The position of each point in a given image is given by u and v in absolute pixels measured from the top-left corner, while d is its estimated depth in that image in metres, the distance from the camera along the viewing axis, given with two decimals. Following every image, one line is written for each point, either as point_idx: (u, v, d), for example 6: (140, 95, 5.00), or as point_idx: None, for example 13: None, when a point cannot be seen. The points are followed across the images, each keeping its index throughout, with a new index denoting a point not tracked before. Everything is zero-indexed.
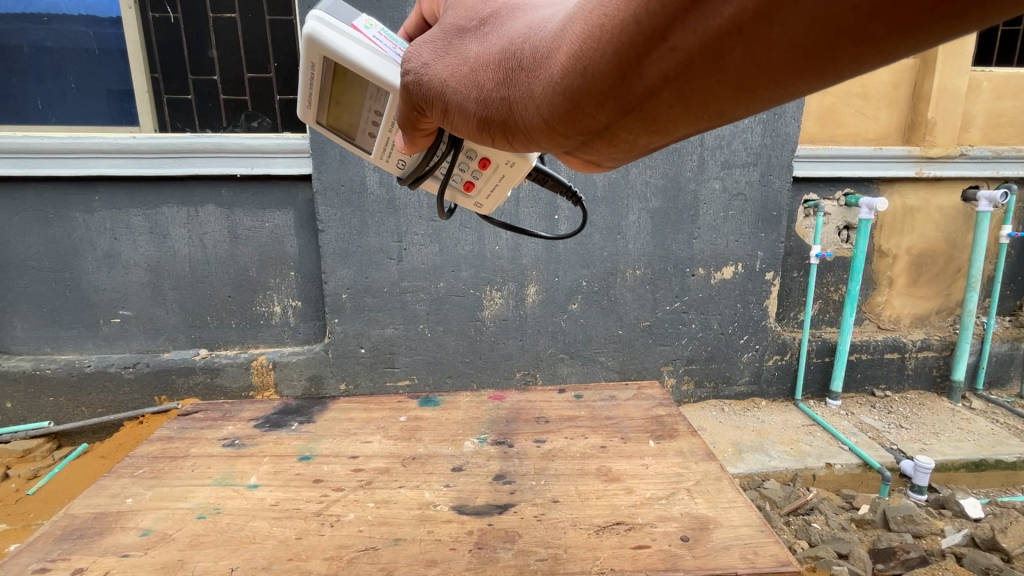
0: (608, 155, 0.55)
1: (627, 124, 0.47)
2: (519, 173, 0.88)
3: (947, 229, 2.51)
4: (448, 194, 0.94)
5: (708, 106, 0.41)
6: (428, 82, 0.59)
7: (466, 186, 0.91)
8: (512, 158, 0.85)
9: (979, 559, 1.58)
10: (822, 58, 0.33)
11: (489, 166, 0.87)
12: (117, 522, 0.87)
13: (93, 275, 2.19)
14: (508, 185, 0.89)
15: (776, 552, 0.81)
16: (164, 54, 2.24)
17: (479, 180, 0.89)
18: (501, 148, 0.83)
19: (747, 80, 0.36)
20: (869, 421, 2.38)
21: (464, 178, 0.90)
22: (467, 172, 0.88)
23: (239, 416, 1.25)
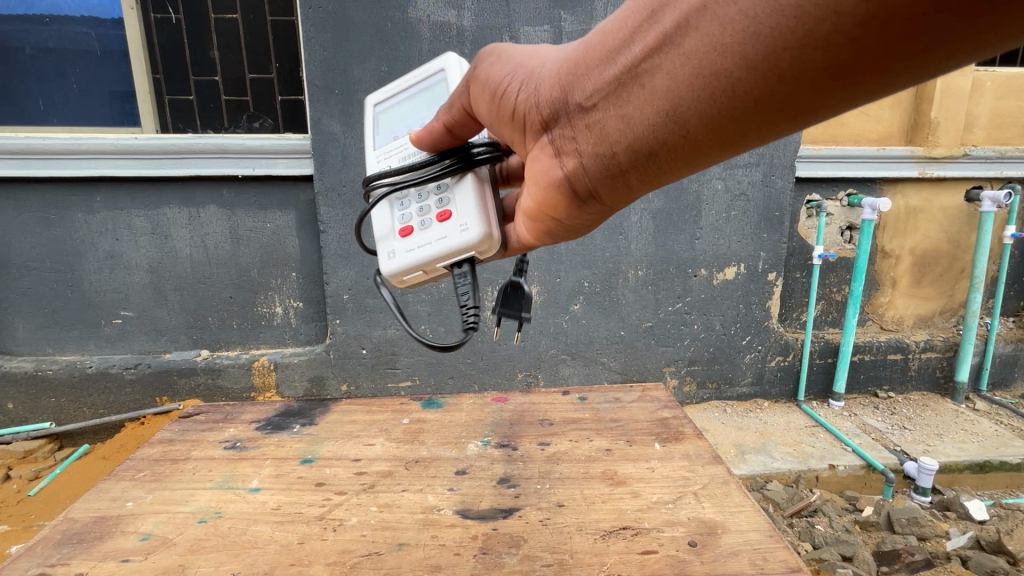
0: (603, 167, 0.59)
1: (643, 111, 0.53)
2: (451, 245, 0.84)
3: (950, 230, 2.50)
4: (386, 223, 0.92)
5: (724, 99, 0.48)
6: (487, 59, 0.66)
7: (405, 230, 0.89)
8: (463, 222, 0.83)
9: (984, 561, 1.57)
10: (833, 59, 0.42)
11: (440, 220, 0.84)
12: (118, 526, 0.87)
13: (95, 276, 2.19)
14: (437, 248, 0.85)
15: (785, 558, 0.80)
16: (166, 55, 2.25)
17: (421, 227, 0.87)
18: (465, 211, 0.82)
19: (706, 51, 0.46)
20: (872, 422, 2.36)
21: (411, 221, 0.89)
22: (420, 216, 0.88)
23: (241, 418, 1.25)
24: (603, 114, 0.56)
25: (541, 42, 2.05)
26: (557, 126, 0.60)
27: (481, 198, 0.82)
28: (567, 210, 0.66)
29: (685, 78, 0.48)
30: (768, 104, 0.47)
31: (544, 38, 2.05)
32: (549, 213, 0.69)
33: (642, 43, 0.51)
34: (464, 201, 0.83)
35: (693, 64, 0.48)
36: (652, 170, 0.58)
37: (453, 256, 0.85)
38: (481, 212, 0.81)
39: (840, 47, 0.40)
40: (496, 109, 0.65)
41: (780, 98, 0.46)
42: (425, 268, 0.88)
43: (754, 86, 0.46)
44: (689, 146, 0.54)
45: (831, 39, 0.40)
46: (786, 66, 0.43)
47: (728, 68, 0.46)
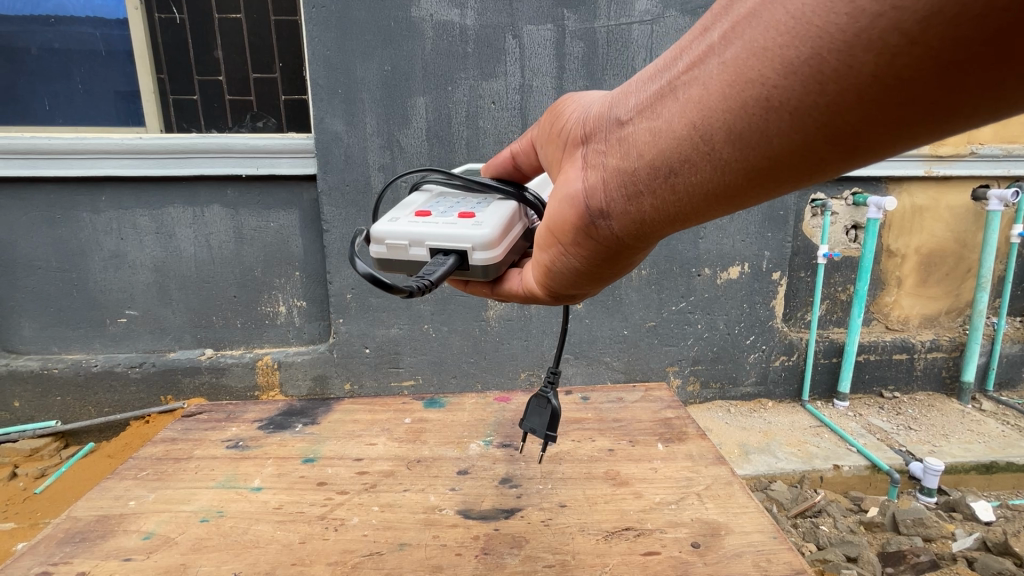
0: (623, 188, 0.58)
1: (674, 125, 0.52)
2: (451, 229, 0.80)
3: (957, 229, 2.48)
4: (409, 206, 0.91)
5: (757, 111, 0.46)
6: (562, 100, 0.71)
7: (421, 212, 0.87)
8: (478, 221, 0.81)
9: (991, 563, 1.55)
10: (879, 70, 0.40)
11: (460, 216, 0.84)
12: (120, 525, 0.87)
13: (100, 275, 2.20)
14: (438, 227, 0.80)
15: (789, 560, 0.79)
16: (170, 55, 2.26)
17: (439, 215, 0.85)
18: (491, 217, 0.82)
19: (745, 58, 0.46)
20: (877, 422, 2.35)
21: (433, 209, 0.88)
22: (443, 210, 0.88)
23: (243, 417, 1.25)
24: (635, 126, 0.56)
25: (544, 41, 2.05)
26: (594, 140, 0.62)
27: (507, 218, 0.83)
28: (577, 234, 0.64)
29: (717, 87, 0.48)
30: (805, 119, 0.45)
31: (547, 36, 2.05)
32: (558, 236, 0.66)
33: (686, 58, 0.52)
34: (492, 212, 0.83)
35: (730, 72, 0.47)
36: (672, 196, 0.56)
37: (441, 241, 0.79)
38: (501, 223, 0.81)
39: (886, 52, 0.38)
40: (553, 129, 0.71)
41: (818, 114, 0.44)
42: (410, 242, 0.82)
43: (792, 97, 0.44)
44: (715, 172, 0.52)
45: (877, 41, 0.39)
46: (828, 73, 0.42)
47: (766, 73, 0.45)
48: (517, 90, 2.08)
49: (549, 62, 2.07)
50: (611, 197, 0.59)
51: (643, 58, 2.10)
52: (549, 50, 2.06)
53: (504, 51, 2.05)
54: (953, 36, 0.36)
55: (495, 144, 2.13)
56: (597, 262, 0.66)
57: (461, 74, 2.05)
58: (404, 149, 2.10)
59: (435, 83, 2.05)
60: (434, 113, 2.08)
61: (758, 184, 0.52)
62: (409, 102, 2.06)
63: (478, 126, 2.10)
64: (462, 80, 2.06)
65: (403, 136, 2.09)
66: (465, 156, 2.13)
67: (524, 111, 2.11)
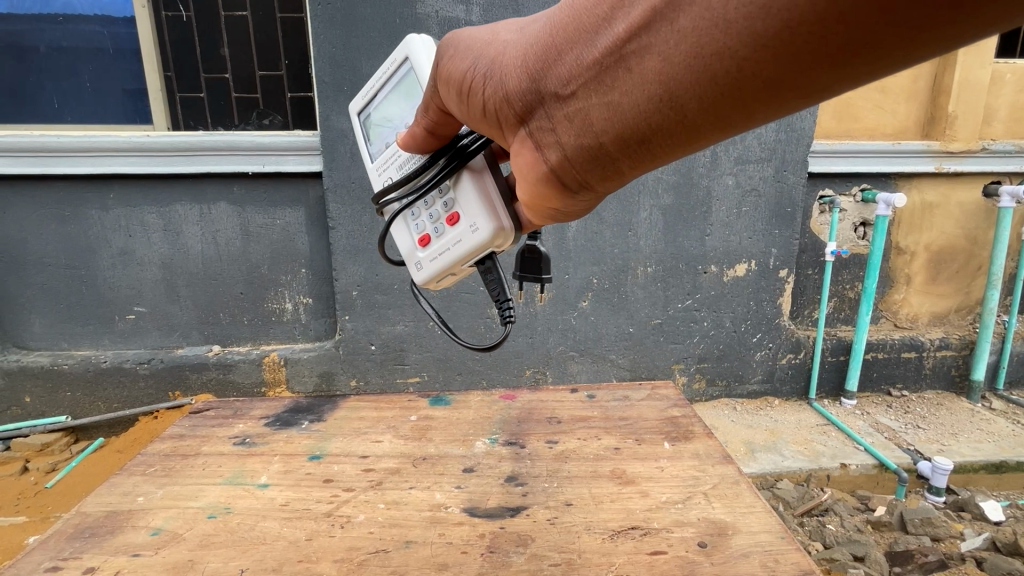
0: (590, 160, 0.56)
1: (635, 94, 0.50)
2: (467, 244, 0.83)
3: (967, 226, 2.45)
4: (407, 235, 0.91)
5: (724, 83, 0.45)
6: (457, 54, 0.62)
7: (423, 240, 0.88)
8: (472, 220, 0.81)
9: (1001, 563, 1.55)
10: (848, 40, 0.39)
11: (451, 222, 0.83)
12: (129, 520, 0.88)
13: (108, 271, 2.21)
14: (460, 251, 0.84)
15: (797, 560, 0.79)
16: (177, 53, 2.27)
17: (438, 233, 0.86)
18: (471, 206, 0.80)
19: (707, 27, 0.43)
20: (885, 421, 2.33)
21: (427, 229, 0.88)
22: (432, 224, 0.87)
23: (250, 414, 1.26)
24: (585, 99, 0.53)
25: None
26: (535, 116, 0.57)
27: (480, 192, 0.79)
28: (556, 204, 0.62)
29: (681, 59, 0.45)
30: (772, 86, 0.44)
31: None
32: (541, 210, 0.65)
33: (628, 21, 0.48)
34: (467, 199, 0.80)
35: (689, 41, 0.44)
36: (644, 157, 0.55)
37: (474, 255, 0.85)
38: (487, 207, 0.79)
39: (855, 21, 0.37)
40: (466, 105, 0.62)
41: (787, 80, 0.43)
42: (456, 271, 0.89)
43: (760, 65, 0.42)
44: (686, 132, 0.51)
45: (849, 10, 0.37)
46: (795, 47, 0.40)
47: (730, 44, 0.42)
48: None
49: None
50: (580, 167, 0.57)
51: None
52: None
53: None
54: (922, 10, 0.35)
55: None
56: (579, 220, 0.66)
57: None
58: None
59: None
60: None
61: (725, 137, 0.52)
62: None
63: None
64: None
65: None
66: None
67: None
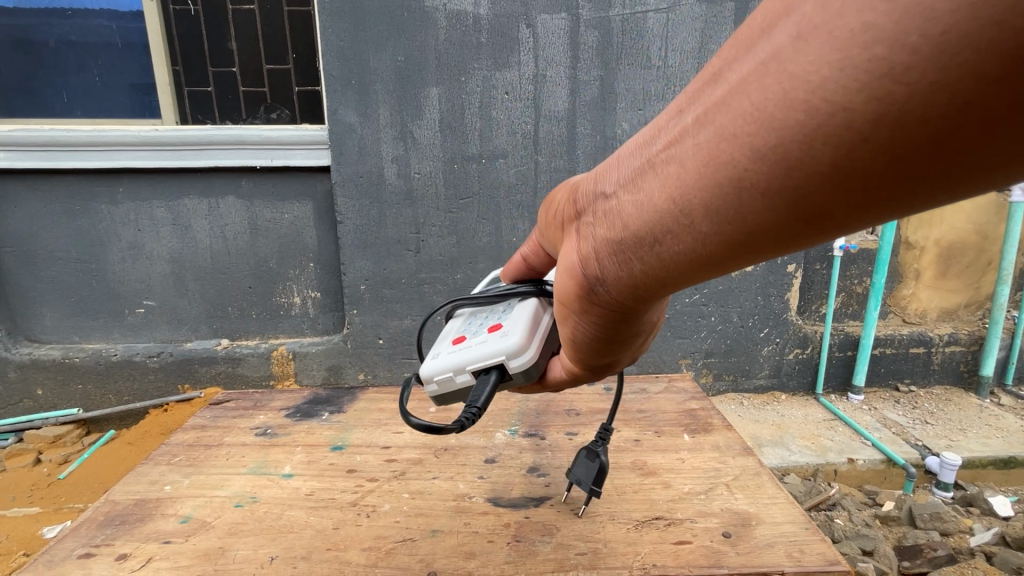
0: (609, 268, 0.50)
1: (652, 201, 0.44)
2: (485, 347, 0.74)
3: (979, 221, 2.44)
4: (447, 336, 0.87)
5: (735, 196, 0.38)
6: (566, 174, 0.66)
7: (457, 339, 0.83)
8: (505, 330, 0.74)
9: (1011, 558, 1.53)
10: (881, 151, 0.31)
11: (490, 329, 0.77)
12: (157, 509, 0.89)
13: (119, 265, 2.23)
14: (475, 350, 0.75)
15: (823, 551, 0.79)
16: (185, 47, 2.27)
17: (472, 336, 0.80)
18: (516, 321, 0.75)
19: (720, 136, 0.37)
20: (892, 416, 2.33)
21: (467, 333, 0.83)
22: (477, 329, 0.82)
23: (270, 405, 1.27)
24: (620, 200, 0.48)
25: (558, 30, 2.03)
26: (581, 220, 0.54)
27: (533, 317, 0.74)
28: (579, 307, 0.55)
29: (691, 166, 0.39)
30: (798, 203, 0.36)
31: (561, 25, 2.03)
32: (563, 316, 0.59)
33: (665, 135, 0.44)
34: (518, 317, 0.75)
35: (704, 153, 0.39)
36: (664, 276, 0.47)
37: (480, 362, 0.74)
38: (529, 323, 0.73)
39: (878, 125, 0.30)
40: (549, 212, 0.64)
41: (816, 197, 0.35)
42: (456, 372, 0.77)
43: (771, 179, 0.36)
44: (701, 251, 0.42)
45: (870, 119, 0.30)
46: (809, 156, 0.33)
47: (744, 155, 0.36)
48: (531, 81, 2.07)
49: (563, 52, 2.05)
50: (604, 267, 0.50)
51: (658, 47, 2.07)
52: (563, 39, 2.04)
53: (518, 41, 2.03)
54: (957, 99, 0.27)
55: (508, 135, 2.12)
56: (613, 337, 0.56)
57: (475, 65, 2.04)
58: (418, 141, 2.10)
59: (449, 74, 2.04)
60: (448, 104, 2.07)
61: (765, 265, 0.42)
62: (423, 93, 2.05)
63: (491, 117, 2.09)
64: (476, 70, 2.05)
65: (417, 128, 2.08)
66: (479, 147, 2.12)
67: (537, 102, 2.09)
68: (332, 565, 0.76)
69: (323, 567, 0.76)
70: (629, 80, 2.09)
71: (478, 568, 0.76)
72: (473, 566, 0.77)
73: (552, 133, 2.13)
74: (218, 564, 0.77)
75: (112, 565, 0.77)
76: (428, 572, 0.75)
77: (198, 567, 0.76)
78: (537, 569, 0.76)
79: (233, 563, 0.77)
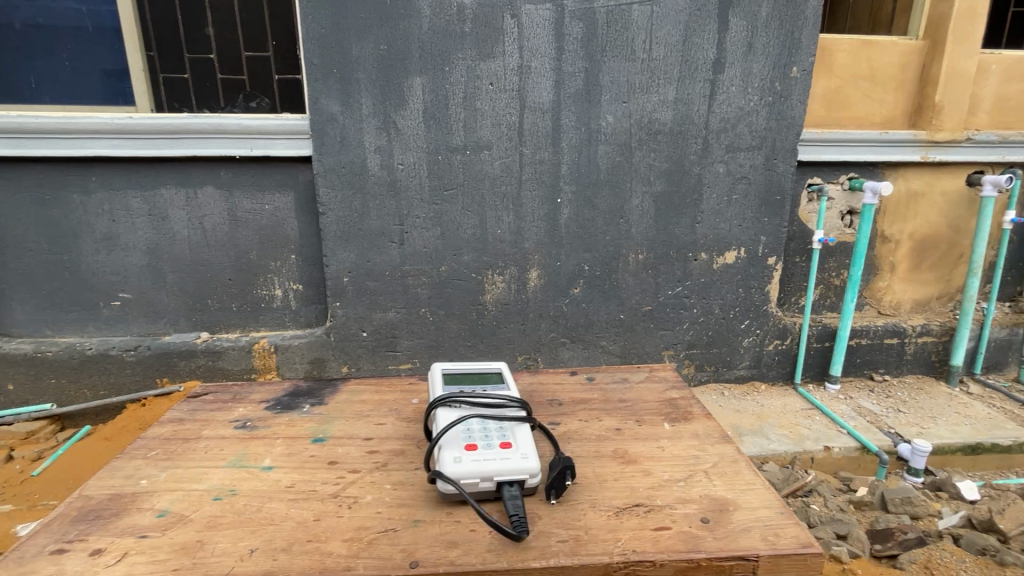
0: None
1: None
2: (514, 467, 0.86)
3: (951, 215, 2.50)
4: (447, 438, 0.92)
5: None
6: None
7: (470, 445, 0.90)
8: (527, 452, 0.90)
9: (976, 540, 1.62)
10: None
11: (505, 446, 0.90)
12: (134, 503, 0.87)
13: (92, 257, 2.17)
14: (502, 468, 0.86)
15: (796, 534, 0.82)
16: (160, 32, 2.24)
17: (483, 446, 0.90)
18: (528, 447, 0.91)
19: None
20: (867, 405, 2.39)
21: (474, 439, 0.91)
22: (483, 437, 0.92)
23: (250, 398, 1.25)
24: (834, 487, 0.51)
25: (543, 21, 2.02)
26: None
27: (532, 442, 0.94)
28: None
29: None
30: None
31: (546, 16, 2.02)
32: None
33: None
34: (525, 441, 0.93)
35: None
36: None
37: (507, 476, 0.86)
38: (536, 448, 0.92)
39: None
40: None
41: None
42: (479, 480, 0.85)
43: None
44: None
45: None
46: None
47: None
48: (515, 71, 2.06)
49: (548, 43, 2.04)
50: None
51: (642, 40, 2.07)
52: (548, 30, 2.03)
53: (503, 31, 2.01)
54: None
55: (493, 126, 2.10)
56: None
57: (459, 55, 2.02)
58: (401, 131, 2.07)
59: (432, 64, 2.02)
60: (431, 94, 2.05)
61: None
62: (406, 83, 2.03)
63: (476, 108, 2.08)
64: (459, 61, 2.02)
65: (400, 118, 2.06)
66: (464, 138, 2.10)
67: (522, 93, 2.08)
68: (313, 557, 0.76)
69: (304, 559, 0.76)
70: (614, 73, 2.10)
71: (461, 557, 0.77)
72: (455, 555, 0.77)
73: (537, 124, 2.12)
74: (197, 558, 0.76)
75: (86, 561, 0.76)
76: (409, 562, 0.75)
77: (176, 561, 0.75)
78: (519, 558, 0.77)
79: (212, 556, 0.76)
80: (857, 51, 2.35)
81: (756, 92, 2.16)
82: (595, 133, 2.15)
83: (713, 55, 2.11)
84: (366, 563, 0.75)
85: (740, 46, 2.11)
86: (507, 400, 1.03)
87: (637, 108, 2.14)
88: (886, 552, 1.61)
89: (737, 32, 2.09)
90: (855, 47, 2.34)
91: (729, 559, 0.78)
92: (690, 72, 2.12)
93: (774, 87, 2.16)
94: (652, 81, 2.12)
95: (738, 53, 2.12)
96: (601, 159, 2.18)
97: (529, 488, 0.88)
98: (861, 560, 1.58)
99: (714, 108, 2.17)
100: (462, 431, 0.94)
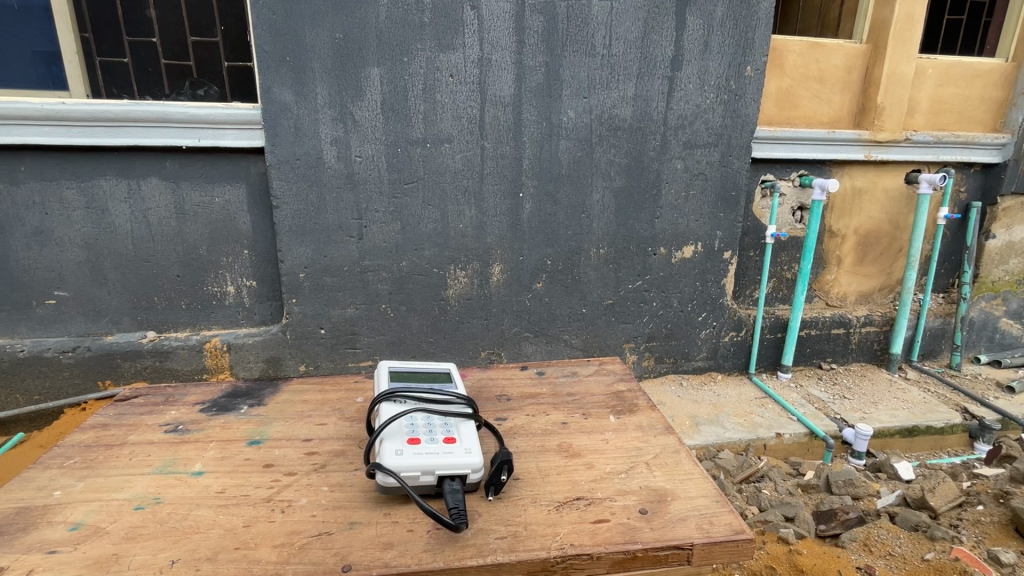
0: None
1: None
2: (459, 463, 0.86)
3: (891, 211, 2.65)
4: (393, 430, 0.91)
5: None
6: None
7: (413, 440, 0.89)
8: (471, 448, 0.89)
9: (910, 517, 1.75)
10: None
11: (449, 440, 0.90)
12: (45, 516, 0.82)
13: (23, 252, 2.02)
14: (449, 462, 0.85)
15: (729, 521, 0.85)
16: (96, 13, 2.14)
17: (429, 440, 0.89)
18: (472, 442, 0.91)
19: None
20: (816, 392, 2.51)
21: (417, 432, 0.91)
22: (427, 430, 0.91)
23: (184, 400, 1.20)
24: None
25: (503, 14, 2.00)
26: None
27: (475, 438, 0.94)
28: None
29: None
30: None
31: (506, 9, 2.00)
32: None
33: None
34: (469, 437, 0.93)
35: None
36: None
37: (450, 471, 0.85)
38: (480, 443, 0.92)
39: None
40: None
41: None
42: (421, 473, 0.84)
43: None
44: None
45: None
46: None
47: None
48: (475, 64, 2.04)
49: (507, 37, 2.03)
50: None
51: (603, 35, 2.09)
52: (507, 23, 2.01)
53: (462, 22, 1.98)
54: None
55: (453, 119, 2.08)
56: None
57: (417, 46, 1.98)
58: (358, 122, 2.02)
59: (390, 54, 1.97)
60: (390, 85, 2.00)
61: None
62: (363, 73, 1.97)
63: (435, 100, 2.05)
64: (419, 52, 1.99)
65: (358, 109, 2.01)
66: (423, 131, 2.07)
67: (482, 86, 2.07)
68: (239, 566, 0.73)
69: (230, 567, 0.73)
70: (574, 68, 2.10)
71: (395, 559, 0.75)
72: (390, 557, 0.76)
73: (498, 118, 2.11)
74: (110, 573, 0.72)
75: None
76: (342, 566, 0.74)
77: None
78: (456, 557, 0.76)
79: (128, 570, 0.72)
80: (805, 53, 2.43)
81: (712, 90, 2.22)
82: (557, 128, 2.16)
83: (671, 52, 2.15)
84: (297, 570, 0.73)
85: (697, 44, 2.15)
86: (451, 396, 1.02)
87: (597, 103, 2.16)
88: (829, 532, 1.70)
89: (694, 30, 2.13)
90: (805, 49, 2.43)
91: (665, 549, 0.80)
92: (649, 69, 2.15)
93: (730, 86, 2.22)
94: (612, 77, 2.14)
95: (695, 50, 2.16)
96: (563, 154, 2.19)
97: (470, 483, 0.88)
98: (806, 540, 1.67)
99: (672, 104, 2.21)
100: (406, 425, 0.92)
